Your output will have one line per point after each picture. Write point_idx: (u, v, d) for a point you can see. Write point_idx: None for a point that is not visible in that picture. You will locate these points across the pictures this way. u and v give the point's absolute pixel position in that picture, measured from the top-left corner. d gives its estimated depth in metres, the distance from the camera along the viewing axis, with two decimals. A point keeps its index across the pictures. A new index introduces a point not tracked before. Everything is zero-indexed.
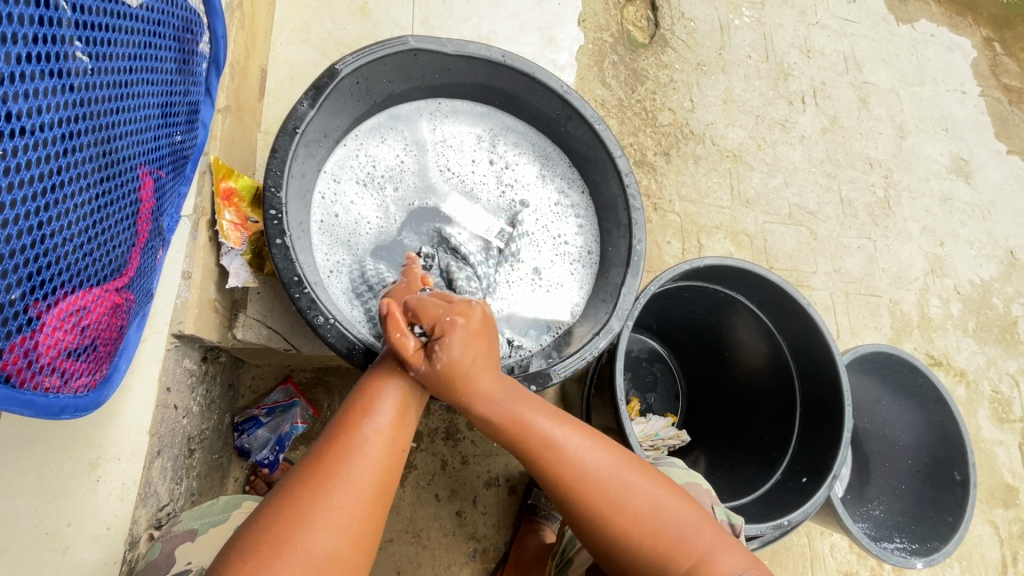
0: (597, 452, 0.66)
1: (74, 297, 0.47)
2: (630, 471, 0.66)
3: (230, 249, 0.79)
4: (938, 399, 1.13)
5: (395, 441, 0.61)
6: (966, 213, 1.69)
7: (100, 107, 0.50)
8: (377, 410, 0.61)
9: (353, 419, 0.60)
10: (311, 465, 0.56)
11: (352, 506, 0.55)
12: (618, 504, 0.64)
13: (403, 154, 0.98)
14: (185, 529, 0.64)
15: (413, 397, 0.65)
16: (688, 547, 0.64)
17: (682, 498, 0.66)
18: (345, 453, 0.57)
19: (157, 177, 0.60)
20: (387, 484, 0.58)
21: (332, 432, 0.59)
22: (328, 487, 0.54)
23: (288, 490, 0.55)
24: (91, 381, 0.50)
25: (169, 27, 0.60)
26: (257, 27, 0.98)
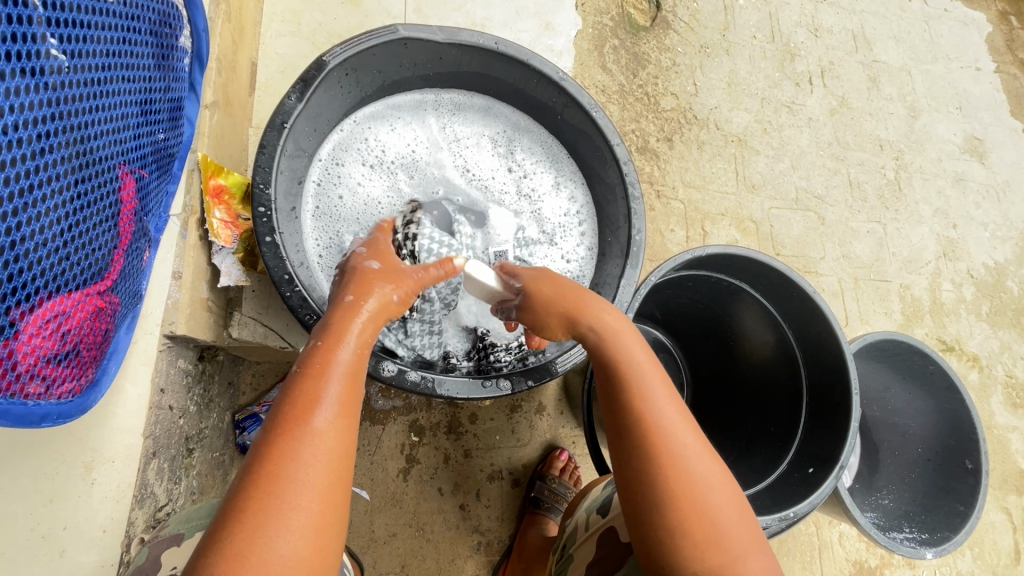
0: (675, 407, 0.62)
1: (52, 303, 0.47)
2: (697, 443, 0.60)
3: (222, 247, 0.78)
4: (949, 387, 1.10)
5: (347, 421, 0.52)
6: (980, 194, 1.64)
7: (76, 106, 0.48)
8: (326, 392, 0.52)
9: (297, 406, 0.50)
10: (257, 468, 0.47)
11: (313, 503, 0.47)
12: (678, 468, 0.58)
13: (408, 142, 0.97)
14: (171, 534, 0.64)
15: (360, 365, 0.56)
16: (724, 538, 0.57)
17: (742, 520, 0.59)
18: (291, 447, 0.48)
19: (139, 177, 0.59)
20: (348, 470, 0.51)
21: (274, 423, 0.50)
22: (279, 489, 0.46)
23: (233, 503, 0.46)
24: (76, 387, 0.49)
25: (147, 22, 0.58)
26: (245, 19, 0.96)
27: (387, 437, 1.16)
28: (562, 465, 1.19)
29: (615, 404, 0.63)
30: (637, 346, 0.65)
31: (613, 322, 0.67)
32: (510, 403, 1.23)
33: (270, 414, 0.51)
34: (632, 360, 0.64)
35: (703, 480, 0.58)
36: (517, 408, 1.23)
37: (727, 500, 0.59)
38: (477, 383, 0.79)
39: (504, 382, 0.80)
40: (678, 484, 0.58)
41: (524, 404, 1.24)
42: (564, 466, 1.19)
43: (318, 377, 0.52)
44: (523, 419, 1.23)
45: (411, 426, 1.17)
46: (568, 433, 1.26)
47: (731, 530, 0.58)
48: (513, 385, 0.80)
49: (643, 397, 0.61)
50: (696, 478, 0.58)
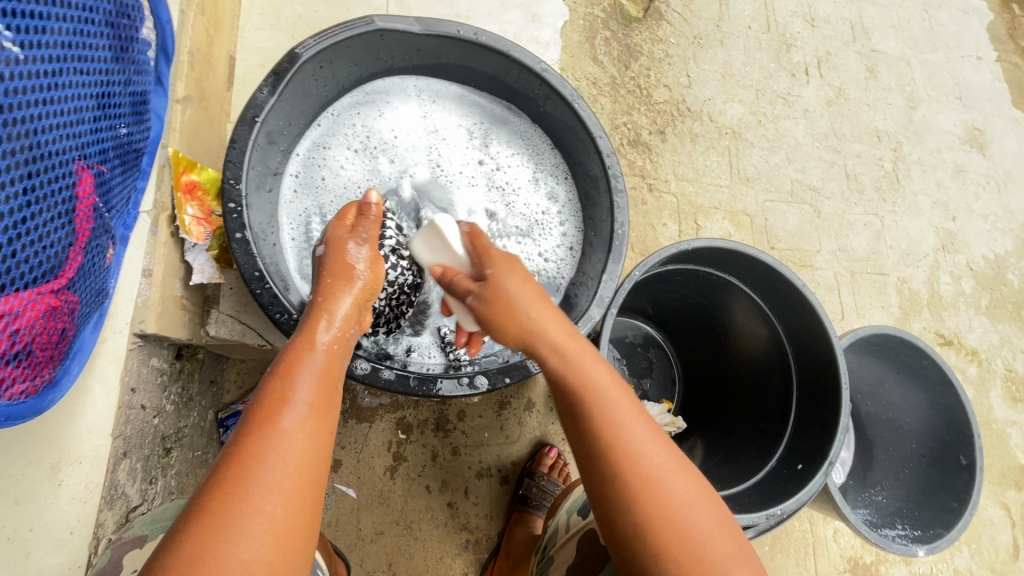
0: (644, 427, 0.61)
1: (1, 302, 0.46)
2: (669, 460, 0.59)
3: (195, 244, 0.77)
4: (943, 381, 1.09)
5: (320, 424, 0.51)
6: (980, 185, 1.62)
7: (26, 99, 0.47)
8: (297, 392, 0.51)
9: (266, 408, 0.49)
10: (222, 470, 0.46)
11: (281, 508, 0.46)
12: (655, 487, 0.57)
13: (397, 134, 0.95)
14: (134, 537, 0.63)
15: (334, 368, 0.56)
16: (708, 558, 0.55)
17: (726, 534, 0.57)
18: (261, 447, 0.47)
19: (99, 172, 0.58)
20: (319, 476, 0.49)
21: (243, 424, 0.49)
22: (245, 492, 0.45)
23: (194, 507, 0.44)
24: (30, 388, 0.49)
25: (104, 13, 0.57)
26: (221, 12, 0.94)
27: (374, 434, 1.15)
28: (551, 463, 1.18)
29: (585, 428, 0.60)
30: (598, 365, 0.64)
31: (571, 342, 0.65)
32: (499, 400, 1.22)
33: (240, 419, 0.50)
34: (597, 381, 0.62)
35: (678, 498, 0.57)
36: (505, 405, 1.22)
37: (709, 511, 0.57)
38: (454, 380, 0.78)
39: (482, 380, 0.79)
40: (656, 506, 0.56)
41: (513, 401, 1.22)
42: (553, 464, 1.17)
43: (290, 377, 0.52)
44: (512, 416, 1.22)
45: (398, 424, 1.16)
46: (557, 430, 1.25)
47: (714, 547, 0.55)
48: (491, 383, 0.79)
49: (606, 420, 0.60)
50: (671, 496, 0.56)
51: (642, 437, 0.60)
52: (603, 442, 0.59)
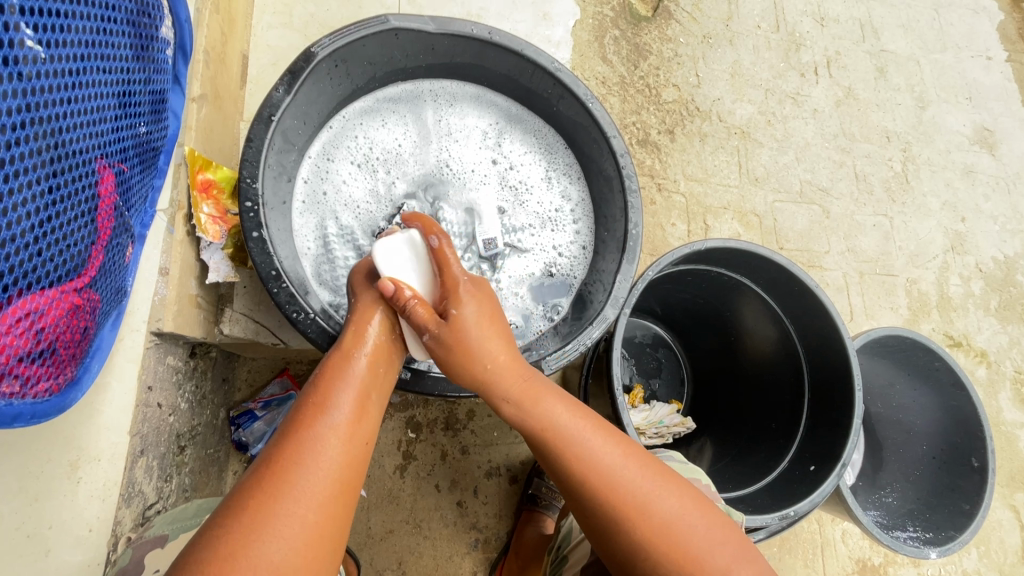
0: (617, 451, 0.61)
1: (26, 300, 0.46)
2: (654, 479, 0.59)
3: (210, 243, 0.77)
4: (955, 383, 1.08)
5: (357, 433, 0.53)
6: (990, 186, 1.61)
7: (50, 97, 0.47)
8: (336, 400, 0.54)
9: (305, 412, 0.52)
10: (260, 471, 0.48)
11: (313, 512, 0.47)
12: (641, 509, 0.57)
13: (403, 135, 0.95)
14: (156, 535, 0.64)
15: (373, 381, 0.59)
16: (706, 566, 0.55)
17: (724, 535, 0.58)
18: (298, 449, 0.49)
19: (119, 171, 0.58)
20: (352, 482, 0.51)
21: (285, 429, 0.51)
22: (280, 494, 0.46)
23: (230, 505, 0.46)
24: (53, 386, 0.49)
25: (126, 12, 0.57)
26: (235, 11, 0.94)
27: (384, 433, 1.15)
28: None
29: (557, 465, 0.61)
30: (558, 402, 0.64)
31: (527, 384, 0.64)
32: None
33: (282, 426, 0.52)
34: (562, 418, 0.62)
35: (663, 510, 0.57)
36: None
37: (702, 519, 0.58)
38: None
39: None
40: (644, 525, 0.56)
41: None
42: None
43: (330, 387, 0.55)
44: None
45: (408, 422, 1.16)
46: None
47: (711, 552, 0.56)
48: None
49: (574, 454, 0.60)
50: (657, 512, 0.57)
51: (611, 457, 0.60)
52: (574, 471, 0.59)
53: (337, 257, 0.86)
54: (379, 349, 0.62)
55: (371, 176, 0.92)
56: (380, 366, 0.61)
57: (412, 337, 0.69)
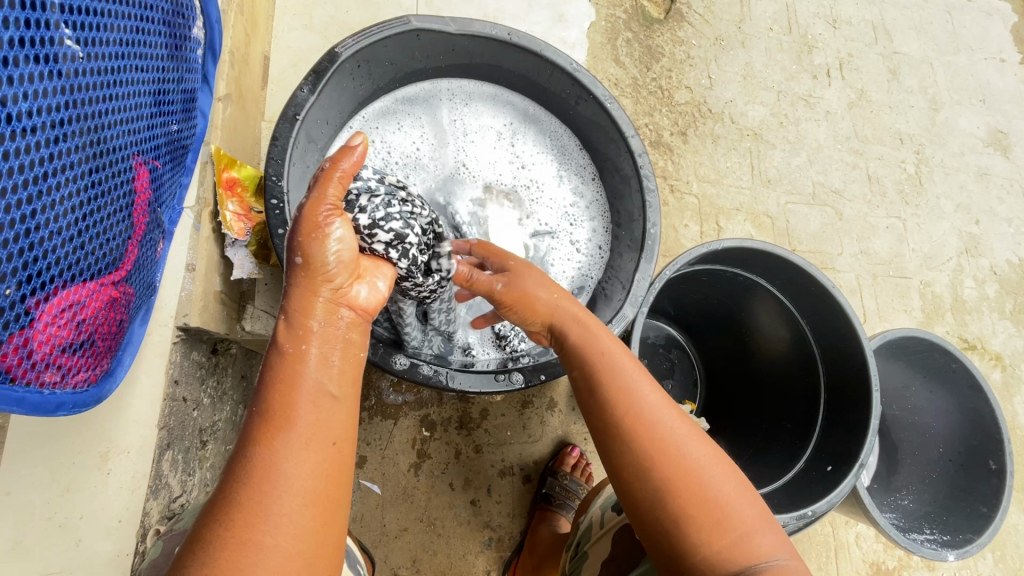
0: (659, 397, 0.62)
1: (67, 293, 0.47)
2: (692, 429, 0.60)
3: (235, 240, 0.78)
4: (972, 385, 1.08)
5: (319, 435, 0.46)
6: (1003, 188, 1.60)
7: (90, 95, 0.49)
8: (290, 407, 0.46)
9: (261, 428, 0.46)
10: (222, 498, 0.43)
11: (276, 537, 0.42)
12: (675, 451, 0.58)
13: (419, 138, 0.96)
14: (181, 530, 0.63)
15: (328, 375, 0.49)
16: (728, 519, 0.54)
17: (749, 497, 0.57)
18: (257, 472, 0.44)
19: (153, 168, 0.59)
20: (322, 500, 0.45)
21: (240, 446, 0.45)
22: (245, 523, 0.42)
23: (197, 535, 0.42)
24: (91, 376, 0.50)
25: (161, 12, 0.59)
26: (257, 13, 0.96)
27: (399, 431, 1.16)
28: (574, 461, 1.18)
29: (600, 399, 0.62)
30: (612, 339, 0.68)
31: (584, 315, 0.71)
32: (522, 399, 1.22)
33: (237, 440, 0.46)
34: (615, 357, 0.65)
35: (695, 460, 0.57)
36: (528, 404, 1.22)
37: (731, 479, 0.57)
38: (490, 376, 0.79)
39: (517, 376, 0.80)
40: (673, 467, 0.57)
41: (535, 400, 1.23)
42: (576, 463, 1.17)
43: (279, 393, 0.47)
44: (535, 415, 1.23)
45: (422, 421, 1.17)
46: (579, 430, 1.25)
47: (738, 510, 0.55)
48: (526, 380, 0.80)
49: (621, 382, 0.62)
50: (689, 458, 0.57)
51: (655, 398, 0.62)
52: (618, 402, 0.61)
53: None
54: (330, 331, 0.51)
55: None
56: (335, 349, 0.51)
57: (361, 294, 0.55)
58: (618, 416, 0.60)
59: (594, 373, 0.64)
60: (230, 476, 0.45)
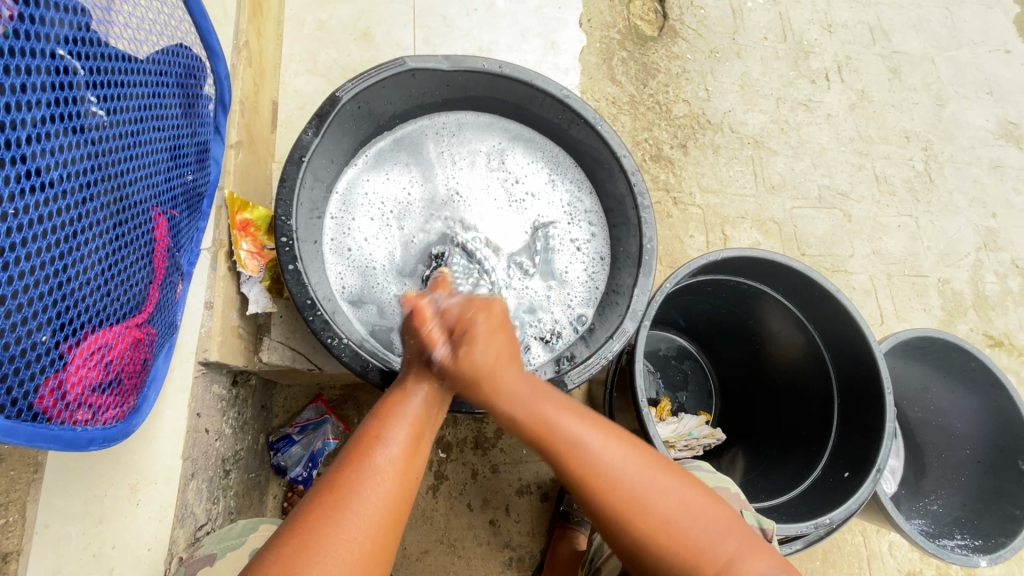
0: (621, 449, 0.61)
1: (95, 336, 0.51)
2: (663, 473, 0.61)
3: (249, 277, 0.83)
4: (994, 383, 1.05)
5: (410, 465, 0.56)
6: (1019, 179, 1.57)
7: (114, 157, 0.54)
8: (394, 432, 0.57)
9: (366, 443, 0.56)
10: (321, 494, 0.52)
11: (363, 539, 0.50)
12: (644, 506, 0.59)
13: (409, 176, 0.98)
14: (205, 554, 0.67)
15: (428, 416, 0.61)
16: (711, 551, 0.58)
17: (730, 526, 0.60)
18: (355, 478, 0.53)
19: (171, 217, 0.64)
20: (401, 516, 0.54)
21: (345, 455, 0.55)
22: (335, 521, 0.50)
23: (288, 528, 0.50)
24: (119, 413, 0.54)
25: (173, 76, 0.65)
26: (265, 63, 1.02)
27: None
28: None
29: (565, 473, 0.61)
30: (563, 411, 0.62)
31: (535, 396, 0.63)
32: None
33: (343, 448, 0.56)
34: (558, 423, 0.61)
35: (672, 503, 0.59)
36: None
37: (708, 516, 0.60)
38: None
39: None
40: (647, 527, 0.58)
41: None
42: None
43: (389, 420, 0.58)
44: None
45: (439, 443, 1.19)
46: None
47: (720, 543, 0.59)
48: None
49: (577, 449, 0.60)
50: (665, 505, 0.59)
51: (615, 455, 0.61)
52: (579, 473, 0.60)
53: (369, 296, 0.90)
54: (440, 384, 0.64)
55: (385, 223, 0.95)
56: (435, 401, 0.63)
57: None
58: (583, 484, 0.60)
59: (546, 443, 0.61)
60: (326, 478, 0.54)
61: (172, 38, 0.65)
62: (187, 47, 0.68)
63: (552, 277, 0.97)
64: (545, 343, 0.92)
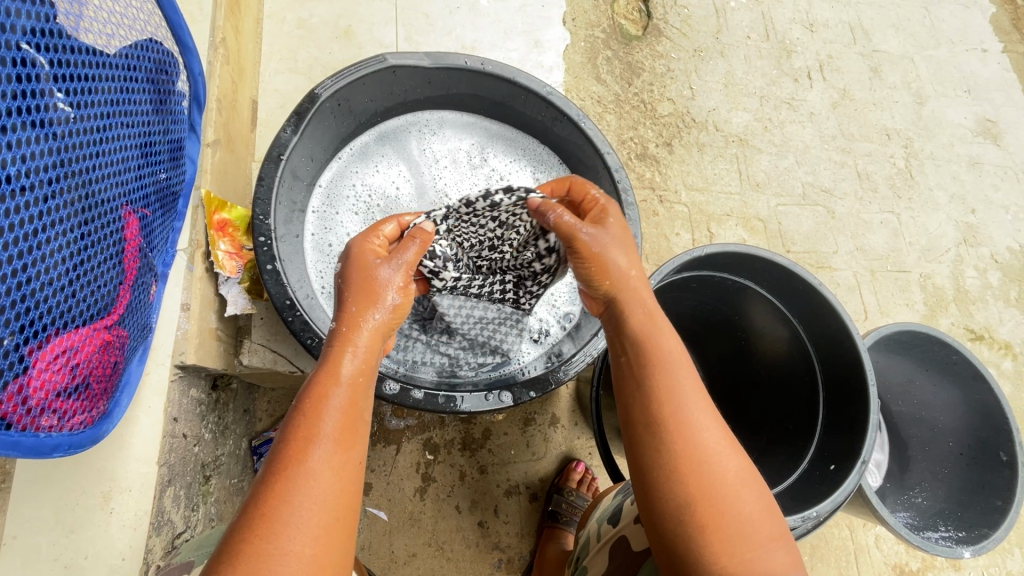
0: (701, 396, 0.60)
1: (60, 338, 0.50)
2: (730, 441, 0.58)
3: (228, 278, 0.81)
4: (974, 375, 1.06)
5: (347, 460, 0.49)
6: (998, 176, 1.60)
7: (81, 153, 0.53)
8: (322, 427, 0.49)
9: (294, 445, 0.48)
10: (252, 508, 0.45)
11: (308, 545, 0.45)
12: (708, 461, 0.56)
13: (393, 173, 0.97)
14: (182, 562, 0.66)
15: (361, 401, 0.53)
16: (751, 534, 0.54)
17: (770, 515, 0.56)
18: (287, 486, 0.46)
19: (142, 216, 0.63)
20: (348, 510, 0.48)
21: (272, 461, 0.48)
22: (271, 533, 0.44)
23: (229, 546, 0.44)
24: (88, 418, 0.52)
25: (145, 71, 0.63)
26: (244, 60, 1.01)
27: (402, 456, 1.16)
28: (579, 477, 1.17)
29: (646, 394, 0.59)
30: (669, 331, 0.64)
31: (655, 308, 0.66)
32: (524, 417, 1.23)
33: (270, 451, 0.49)
34: (662, 341, 0.63)
35: (729, 474, 0.56)
36: (530, 421, 1.23)
37: (754, 493, 0.56)
38: (481, 396, 0.80)
39: (507, 395, 0.80)
40: (704, 480, 0.55)
41: (538, 417, 1.23)
42: (581, 478, 1.17)
43: (313, 414, 0.50)
44: (538, 432, 1.23)
45: (425, 444, 1.18)
46: (584, 444, 1.25)
47: (760, 526, 0.55)
48: (516, 397, 0.80)
49: (670, 383, 0.59)
50: (723, 473, 0.56)
51: (699, 397, 0.59)
52: (663, 403, 0.58)
53: None
54: (370, 364, 0.56)
55: (368, 221, 0.94)
56: (365, 383, 0.55)
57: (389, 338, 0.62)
58: (662, 414, 0.58)
59: (645, 363, 0.61)
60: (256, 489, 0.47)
61: (143, 32, 0.63)
62: (159, 41, 0.66)
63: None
64: (533, 341, 0.94)
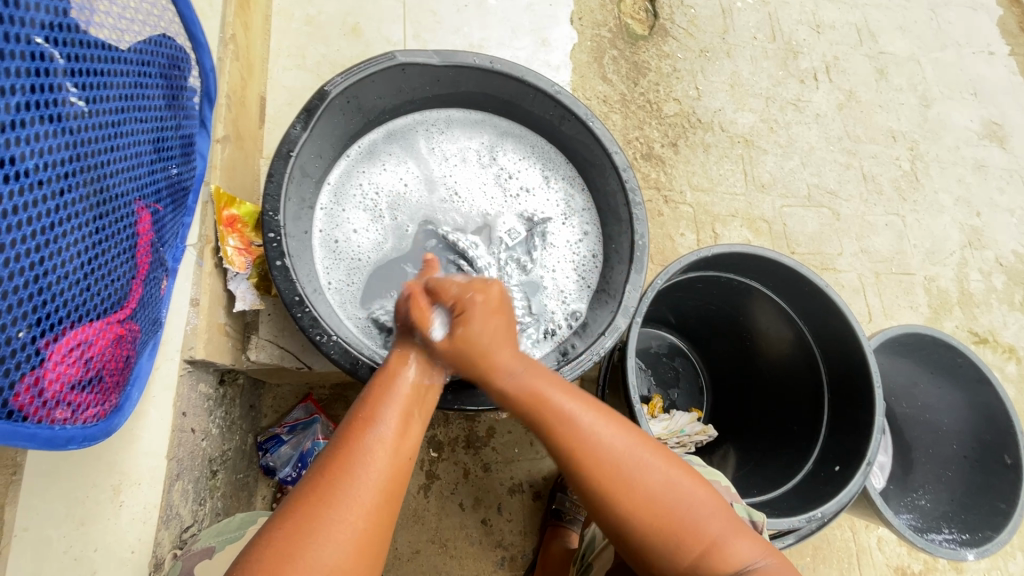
0: (612, 427, 0.62)
1: (75, 332, 0.50)
2: (649, 458, 0.61)
3: (236, 273, 0.82)
4: (979, 378, 1.06)
5: (402, 446, 0.57)
6: (1003, 179, 1.60)
7: (93, 147, 0.53)
8: (380, 415, 0.58)
9: (355, 427, 0.56)
10: (315, 478, 0.53)
11: (359, 519, 0.52)
12: (629, 483, 0.59)
13: (400, 172, 0.97)
14: (203, 547, 0.68)
15: (417, 398, 0.62)
16: (698, 532, 0.58)
17: (718, 512, 0.60)
18: (348, 461, 0.54)
19: (154, 211, 0.63)
20: (396, 492, 0.55)
21: (335, 441, 0.56)
22: (330, 502, 0.51)
23: (290, 511, 0.51)
24: (100, 411, 0.53)
25: (157, 66, 0.64)
26: (252, 57, 1.01)
27: None
28: None
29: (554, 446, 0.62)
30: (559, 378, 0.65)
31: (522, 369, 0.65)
32: None
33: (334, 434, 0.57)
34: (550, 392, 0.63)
35: (656, 488, 0.59)
36: None
37: (690, 500, 0.60)
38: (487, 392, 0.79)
39: None
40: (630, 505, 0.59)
41: None
42: None
43: (376, 404, 0.59)
44: None
45: (430, 442, 1.18)
46: None
47: (707, 523, 0.59)
48: None
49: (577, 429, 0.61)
50: (649, 489, 0.59)
51: (605, 428, 0.62)
52: (573, 448, 0.60)
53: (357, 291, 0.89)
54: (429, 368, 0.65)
55: (376, 219, 0.94)
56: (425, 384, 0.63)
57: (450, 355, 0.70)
58: (571, 456, 0.60)
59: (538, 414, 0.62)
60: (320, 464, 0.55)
61: (155, 28, 0.64)
62: (171, 36, 0.67)
63: (546, 271, 0.96)
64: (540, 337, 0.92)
